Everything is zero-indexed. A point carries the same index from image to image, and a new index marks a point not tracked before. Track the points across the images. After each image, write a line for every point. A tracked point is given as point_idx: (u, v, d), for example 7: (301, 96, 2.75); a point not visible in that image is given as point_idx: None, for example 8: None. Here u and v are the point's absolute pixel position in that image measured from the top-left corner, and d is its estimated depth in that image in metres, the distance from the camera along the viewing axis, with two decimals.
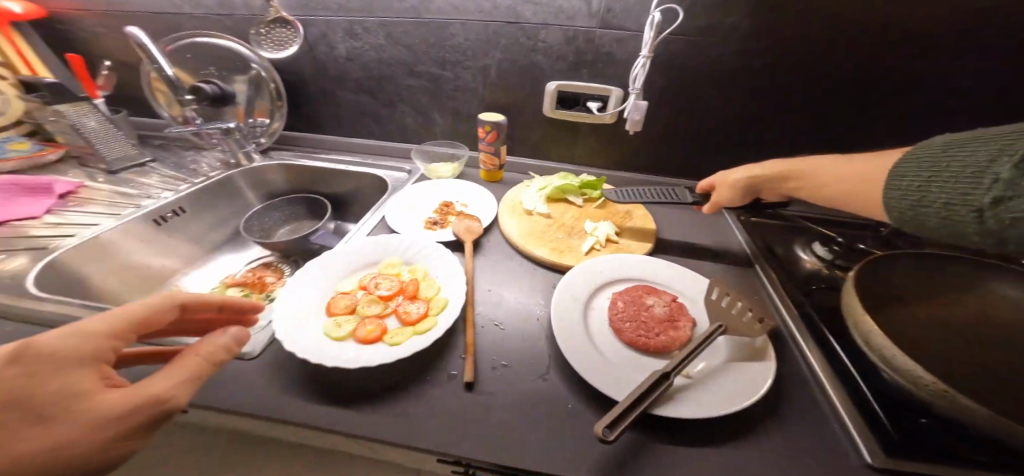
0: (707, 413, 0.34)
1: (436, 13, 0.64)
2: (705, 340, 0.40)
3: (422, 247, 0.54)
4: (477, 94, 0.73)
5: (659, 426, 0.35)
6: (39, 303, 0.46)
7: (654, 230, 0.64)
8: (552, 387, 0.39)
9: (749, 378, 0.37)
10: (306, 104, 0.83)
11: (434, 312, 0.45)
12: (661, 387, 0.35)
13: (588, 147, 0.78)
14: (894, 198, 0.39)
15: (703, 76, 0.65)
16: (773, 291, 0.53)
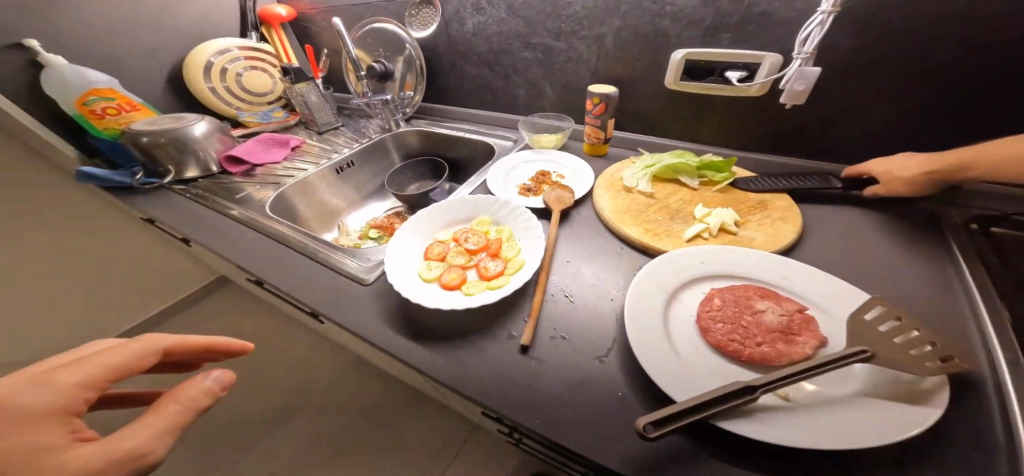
0: (794, 443, 0.28)
1: None
2: (830, 361, 0.31)
3: (511, 211, 0.57)
4: (591, 64, 0.70)
5: (726, 440, 0.31)
6: (269, 224, 0.69)
7: (797, 224, 0.50)
8: (608, 371, 0.37)
9: (895, 424, 0.28)
10: (440, 78, 0.96)
11: (510, 271, 0.48)
12: (737, 399, 0.29)
13: (719, 122, 0.65)
14: None
15: (920, 26, 0.45)
16: (992, 332, 0.35)
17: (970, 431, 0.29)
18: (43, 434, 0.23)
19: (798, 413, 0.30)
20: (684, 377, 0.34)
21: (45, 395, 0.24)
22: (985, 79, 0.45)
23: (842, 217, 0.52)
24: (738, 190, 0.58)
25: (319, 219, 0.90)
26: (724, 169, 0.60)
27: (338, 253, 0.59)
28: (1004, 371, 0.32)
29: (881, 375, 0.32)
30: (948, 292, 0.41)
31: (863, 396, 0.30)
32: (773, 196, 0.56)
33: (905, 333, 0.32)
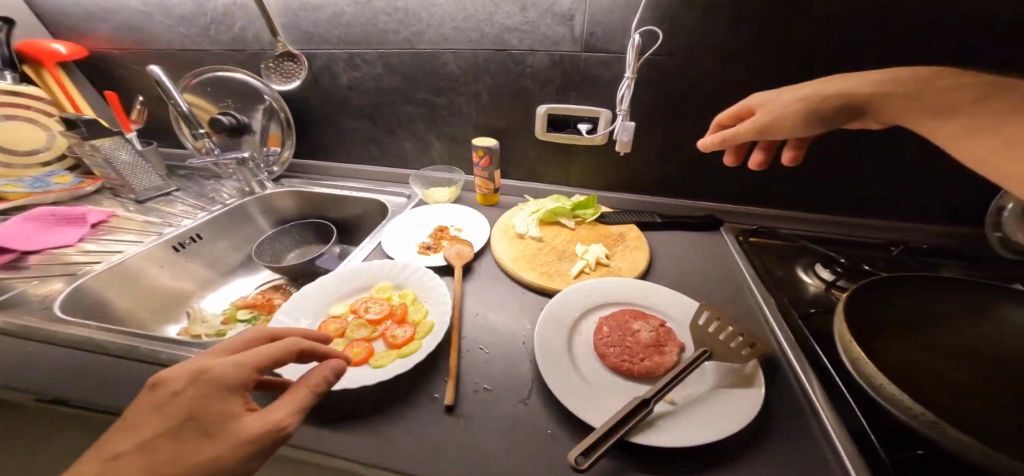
0: (685, 442, 0.33)
1: (428, 43, 0.67)
2: (689, 365, 0.40)
3: (411, 273, 0.55)
4: (472, 118, 0.76)
5: (640, 456, 0.35)
6: (64, 326, 0.49)
7: (646, 251, 0.64)
8: (532, 412, 0.39)
9: (741, 406, 0.37)
10: (312, 130, 0.88)
11: (420, 335, 0.45)
12: (638, 414, 0.35)
13: (582, 169, 0.79)
14: None
15: (696, 91, 0.63)
16: (767, 313, 0.51)
17: (782, 388, 0.41)
18: (225, 405, 0.26)
19: (683, 413, 0.37)
20: (597, 405, 0.38)
21: (225, 369, 0.27)
22: None
23: (675, 238, 0.70)
24: (604, 225, 0.71)
25: (147, 310, 0.67)
26: (589, 205, 0.73)
27: (190, 350, 0.45)
28: (779, 336, 0.47)
29: (722, 366, 0.42)
30: (740, 286, 0.58)
31: (717, 388, 0.39)
32: (627, 229, 0.70)
33: (725, 328, 0.44)
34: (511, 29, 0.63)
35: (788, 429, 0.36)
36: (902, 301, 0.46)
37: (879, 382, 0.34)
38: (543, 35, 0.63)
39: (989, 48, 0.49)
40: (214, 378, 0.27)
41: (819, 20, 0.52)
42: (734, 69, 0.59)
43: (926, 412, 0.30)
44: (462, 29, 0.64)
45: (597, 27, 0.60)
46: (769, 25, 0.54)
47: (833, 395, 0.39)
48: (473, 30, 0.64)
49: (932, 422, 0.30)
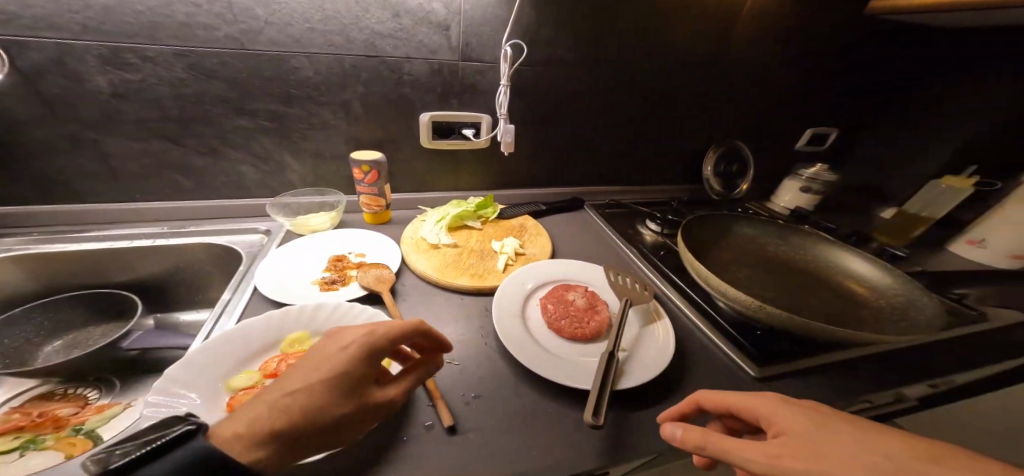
0: (647, 376, 0.45)
1: (270, 45, 0.52)
2: (625, 315, 0.51)
3: (332, 313, 0.44)
4: (343, 131, 0.64)
5: (626, 399, 0.44)
6: None
7: (546, 234, 0.75)
8: (531, 398, 0.42)
9: (664, 336, 0.52)
10: (24, 167, 0.51)
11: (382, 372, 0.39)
12: (614, 366, 0.44)
13: (470, 173, 0.82)
14: (926, 315, 0.49)
15: (552, 98, 0.78)
16: (638, 263, 0.71)
17: (676, 315, 0.58)
18: (364, 371, 0.31)
19: (636, 354, 0.48)
20: (581, 370, 0.45)
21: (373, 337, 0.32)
22: (583, 130, 0.85)
23: (558, 218, 0.85)
24: (505, 220, 0.78)
25: None
26: (489, 205, 0.76)
27: None
28: (653, 275, 0.67)
29: (638, 310, 0.57)
30: (614, 246, 0.77)
31: (645, 328, 0.54)
32: (524, 220, 0.79)
33: (626, 279, 0.60)
34: (384, 34, 0.58)
35: (694, 343, 0.53)
36: (704, 223, 0.69)
37: (721, 289, 0.51)
38: (419, 43, 0.62)
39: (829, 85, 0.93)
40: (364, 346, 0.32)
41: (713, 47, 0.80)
42: (577, 82, 0.77)
43: (749, 299, 0.47)
44: (321, 31, 0.54)
45: (471, 38, 0.65)
46: (590, 48, 0.74)
47: (698, 306, 0.59)
48: (335, 33, 0.55)
49: (756, 306, 0.47)
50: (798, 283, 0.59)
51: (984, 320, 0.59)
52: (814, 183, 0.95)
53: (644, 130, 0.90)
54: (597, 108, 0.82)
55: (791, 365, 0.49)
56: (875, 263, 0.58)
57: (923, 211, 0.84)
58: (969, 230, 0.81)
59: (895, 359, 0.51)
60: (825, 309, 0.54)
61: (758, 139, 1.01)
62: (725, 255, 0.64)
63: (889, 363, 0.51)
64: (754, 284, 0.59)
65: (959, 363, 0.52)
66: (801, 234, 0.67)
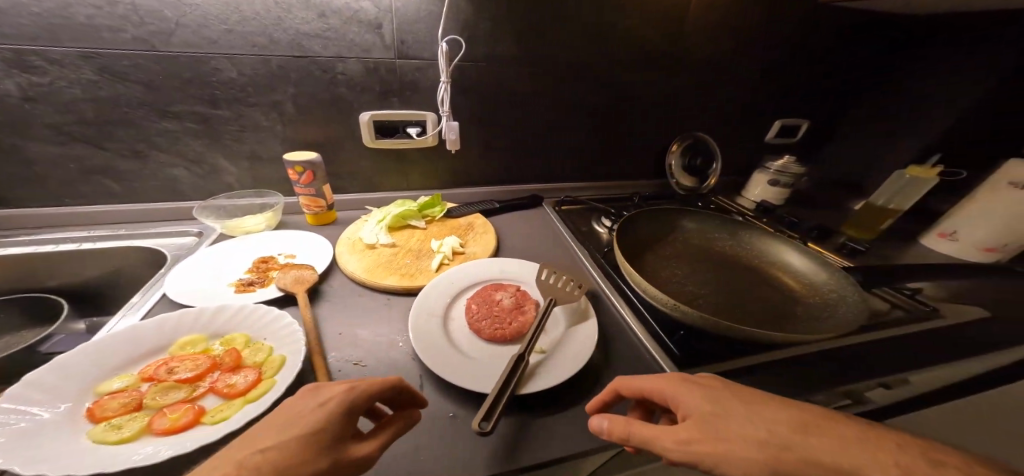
0: (557, 380, 0.43)
1: (183, 46, 0.51)
2: (545, 315, 0.50)
3: (232, 316, 0.44)
4: (278, 132, 0.64)
5: (533, 403, 0.43)
6: None
7: (492, 233, 0.73)
8: (431, 402, 0.42)
9: (587, 338, 0.50)
10: None
11: (269, 373, 0.38)
12: (520, 368, 0.43)
13: (420, 172, 0.81)
14: (847, 311, 0.46)
15: (500, 94, 0.76)
16: (582, 258, 0.69)
17: (608, 314, 0.56)
18: (340, 426, 0.29)
19: (553, 356, 0.47)
20: (487, 372, 0.44)
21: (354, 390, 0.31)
22: (537, 126, 0.83)
23: (510, 215, 0.83)
24: (453, 219, 0.77)
25: None
26: (436, 204, 0.76)
27: None
28: (594, 271, 0.65)
29: (568, 309, 0.55)
30: (563, 243, 0.75)
31: (571, 328, 0.52)
32: (473, 218, 0.78)
33: (558, 277, 0.58)
34: (311, 34, 0.57)
35: (620, 343, 0.52)
36: (647, 217, 0.67)
37: (642, 286, 0.49)
38: (351, 42, 0.60)
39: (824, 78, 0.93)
40: (343, 400, 0.30)
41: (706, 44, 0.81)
42: (525, 76, 0.75)
43: (665, 298, 0.46)
44: (240, 32, 0.53)
45: (406, 35, 0.63)
46: (536, 41, 0.72)
47: (633, 304, 0.57)
48: (258, 33, 0.54)
49: (670, 305, 0.45)
50: (733, 280, 0.56)
51: (937, 315, 0.55)
52: (782, 175, 0.92)
53: (601, 125, 0.88)
54: (549, 103, 0.80)
55: (714, 367, 0.46)
56: (810, 256, 0.55)
57: (888, 204, 0.78)
58: (940, 223, 0.76)
59: (827, 358, 0.49)
60: (758, 307, 0.51)
61: (726, 132, 0.98)
62: (664, 251, 0.62)
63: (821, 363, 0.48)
64: (690, 282, 0.56)
65: (904, 364, 0.49)
66: (747, 228, 0.64)
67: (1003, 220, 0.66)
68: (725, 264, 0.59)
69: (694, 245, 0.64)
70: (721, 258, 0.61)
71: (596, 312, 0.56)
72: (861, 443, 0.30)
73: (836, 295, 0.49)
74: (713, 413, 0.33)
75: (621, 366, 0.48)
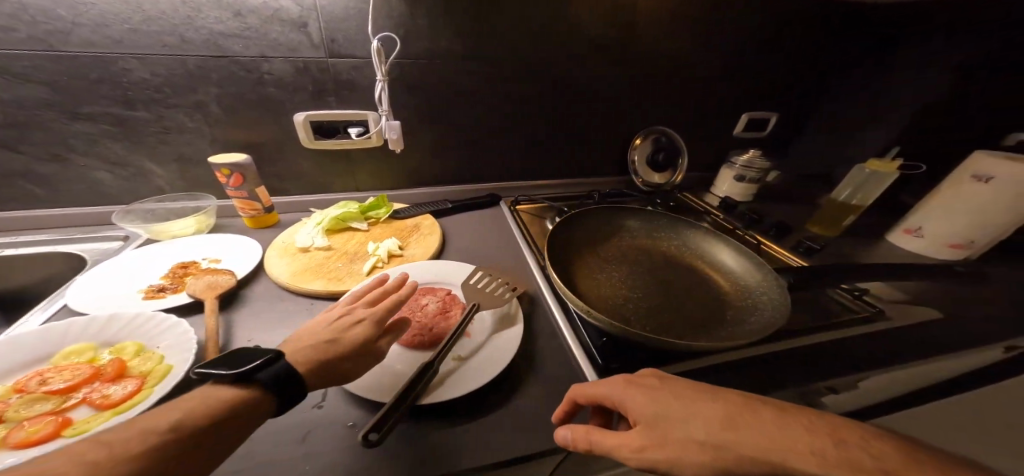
0: (465, 390, 0.41)
1: (88, 48, 0.53)
2: (465, 320, 0.48)
3: (125, 325, 0.43)
4: (205, 133, 0.65)
5: (437, 413, 0.40)
6: None
7: (437, 234, 0.70)
8: (328, 412, 0.39)
9: (509, 343, 0.47)
10: None
11: (150, 383, 0.37)
12: (425, 377, 0.40)
13: (369, 173, 0.79)
14: (767, 315, 0.44)
15: (445, 92, 0.74)
16: (528, 259, 0.66)
17: (540, 318, 0.54)
18: (364, 332, 0.42)
19: (468, 363, 0.44)
20: (392, 379, 0.42)
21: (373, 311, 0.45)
22: (490, 124, 0.81)
23: (462, 215, 0.81)
24: (399, 220, 0.75)
25: None
26: (380, 205, 0.74)
27: None
28: (534, 273, 0.62)
29: (496, 314, 0.52)
30: (512, 243, 0.72)
31: (495, 334, 0.49)
32: (422, 219, 0.75)
33: (489, 280, 0.57)
34: (228, 34, 0.57)
35: (546, 348, 0.49)
36: (591, 217, 0.64)
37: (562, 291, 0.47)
38: (274, 42, 0.59)
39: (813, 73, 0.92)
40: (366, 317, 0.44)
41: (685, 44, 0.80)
42: (471, 73, 0.73)
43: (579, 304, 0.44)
44: (147, 32, 0.54)
45: (335, 33, 0.61)
46: (478, 37, 0.69)
47: (566, 308, 0.55)
48: (168, 35, 0.55)
49: (583, 311, 0.43)
50: (669, 280, 0.54)
51: (883, 318, 0.52)
52: (747, 171, 0.88)
53: (557, 123, 0.86)
54: (498, 99, 0.78)
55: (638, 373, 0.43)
56: (745, 254, 0.53)
57: (851, 199, 0.75)
58: (905, 218, 0.72)
59: (750, 361, 0.46)
60: (688, 311, 0.48)
61: (689, 127, 0.95)
62: (604, 251, 0.60)
63: (742, 366, 0.45)
64: (624, 284, 0.53)
65: (839, 369, 0.45)
66: (691, 225, 0.61)
67: (967, 215, 0.63)
68: (664, 265, 0.57)
69: (636, 245, 0.61)
70: (662, 259, 0.58)
71: (526, 316, 0.54)
72: (794, 433, 0.29)
73: (763, 299, 0.47)
74: (667, 421, 0.31)
75: (537, 372, 0.46)
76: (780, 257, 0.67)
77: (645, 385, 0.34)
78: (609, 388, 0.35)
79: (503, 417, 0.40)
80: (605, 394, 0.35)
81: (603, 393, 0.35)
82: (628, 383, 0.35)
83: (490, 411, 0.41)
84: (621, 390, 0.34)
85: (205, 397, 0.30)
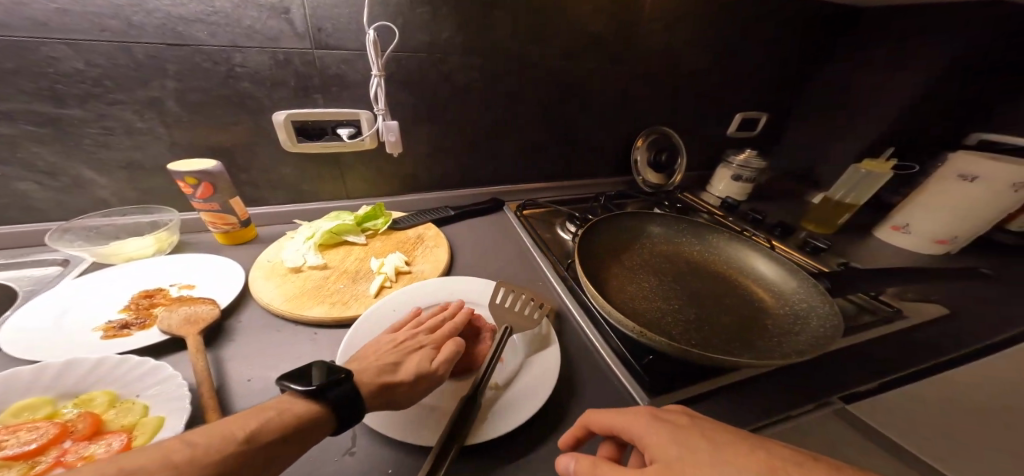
0: (515, 422, 0.37)
1: None
2: (498, 344, 0.43)
3: (89, 371, 0.34)
4: (161, 136, 0.54)
5: (483, 453, 0.36)
6: None
7: (445, 245, 0.65)
8: (358, 464, 0.34)
9: (549, 365, 0.44)
10: None
11: (140, 440, 0.31)
12: (469, 412, 0.36)
13: (361, 178, 0.71)
14: (816, 325, 0.44)
15: (446, 89, 0.67)
16: (545, 270, 0.63)
17: (572, 335, 0.51)
18: (419, 357, 0.39)
19: (510, 392, 0.40)
20: (431, 419, 0.37)
21: (431, 336, 0.42)
22: (493, 124, 0.76)
23: (466, 223, 0.75)
24: (399, 231, 0.68)
25: None
26: (378, 215, 0.67)
27: None
28: (555, 285, 0.59)
29: (527, 334, 0.48)
30: (525, 251, 0.68)
31: (531, 356, 0.45)
32: (424, 229, 0.69)
33: (514, 296, 0.53)
34: (188, 17, 0.47)
35: (585, 368, 0.46)
36: (612, 225, 0.62)
37: (607, 310, 0.43)
38: (247, 29, 0.50)
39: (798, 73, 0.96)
40: (422, 342, 0.41)
41: (689, 42, 0.79)
42: (475, 69, 0.67)
43: (630, 324, 0.41)
44: (79, 12, 0.43)
45: (323, 21, 0.53)
46: (483, 29, 0.64)
47: (597, 323, 0.52)
48: (108, 15, 0.44)
49: (637, 331, 0.40)
50: (704, 291, 0.53)
51: (901, 317, 0.55)
52: (744, 170, 0.89)
53: (561, 123, 0.82)
54: (503, 98, 0.73)
55: (690, 391, 0.41)
56: (778, 262, 0.54)
57: (845, 198, 0.78)
58: (891, 216, 0.77)
59: (788, 368, 0.46)
60: (727, 322, 0.47)
61: (688, 127, 0.95)
62: (631, 261, 0.57)
63: (781, 373, 0.45)
64: (659, 295, 0.51)
65: (869, 371, 0.46)
66: (714, 232, 0.62)
67: (950, 212, 0.68)
68: (694, 275, 0.56)
69: (663, 254, 0.60)
70: (690, 268, 0.57)
71: (558, 335, 0.50)
72: None
73: (806, 309, 0.47)
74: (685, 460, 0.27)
75: (581, 395, 0.42)
76: (793, 258, 0.68)
77: (669, 418, 0.31)
78: (627, 418, 0.32)
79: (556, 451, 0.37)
80: (622, 424, 0.32)
81: (619, 423, 0.32)
82: (650, 413, 0.32)
83: (539, 446, 0.37)
84: (639, 421, 0.31)
85: (280, 410, 0.29)
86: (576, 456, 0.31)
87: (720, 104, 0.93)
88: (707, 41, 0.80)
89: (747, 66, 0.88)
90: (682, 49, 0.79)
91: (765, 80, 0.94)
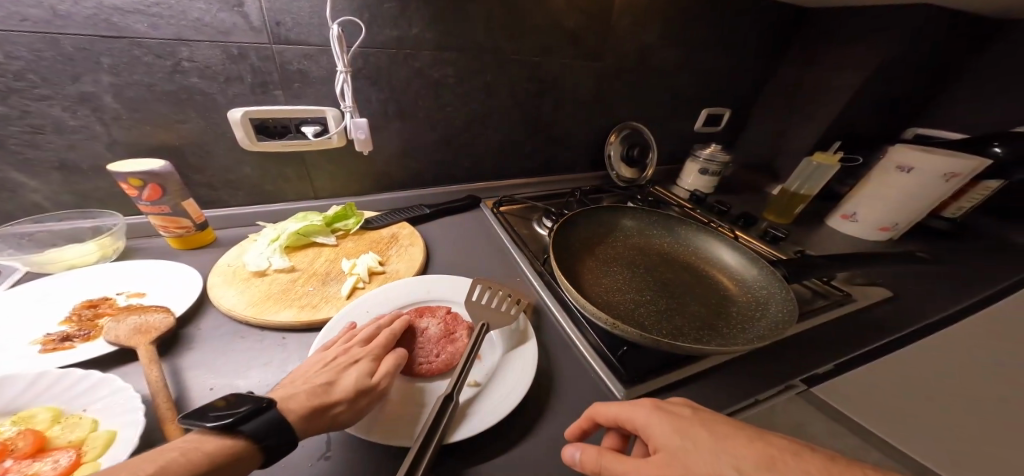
0: (495, 417, 0.37)
1: None
2: (476, 341, 0.43)
3: (26, 388, 0.32)
4: (98, 134, 0.50)
5: (464, 451, 0.36)
6: None
7: (420, 243, 0.63)
8: (332, 469, 0.33)
9: (526, 359, 0.44)
10: None
11: (92, 455, 0.29)
12: (449, 409, 0.36)
13: (330, 177, 0.69)
14: (776, 312, 0.47)
15: (417, 86, 0.66)
16: (522, 265, 0.63)
17: (550, 329, 0.52)
18: (355, 369, 0.37)
19: (488, 388, 0.40)
20: (409, 419, 0.36)
21: (367, 347, 0.40)
22: (467, 121, 0.75)
23: (442, 220, 0.74)
24: (372, 230, 0.66)
25: None
26: (349, 215, 0.65)
27: None
28: (533, 280, 0.59)
29: (504, 331, 0.48)
30: (502, 248, 0.68)
31: (508, 353, 0.45)
32: (399, 227, 0.68)
33: (491, 293, 0.53)
34: (122, 7, 0.43)
35: (563, 361, 0.47)
36: (586, 218, 0.63)
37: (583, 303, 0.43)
38: (193, 20, 0.47)
39: (757, 71, 1.01)
40: (355, 355, 0.39)
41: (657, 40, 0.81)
42: (446, 65, 0.66)
43: (604, 318, 0.42)
44: None
45: (281, 14, 0.51)
46: (453, 24, 0.62)
47: (574, 317, 0.52)
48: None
49: (610, 324, 0.41)
50: (674, 282, 0.55)
51: (850, 299, 0.60)
52: (710, 164, 0.93)
53: (535, 119, 0.82)
54: (476, 94, 0.72)
55: (663, 380, 0.43)
56: (740, 252, 0.57)
57: (801, 189, 0.83)
58: (841, 205, 0.83)
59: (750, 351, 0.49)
60: (696, 311, 0.50)
61: (658, 123, 0.98)
62: (604, 253, 0.59)
63: (744, 357, 0.48)
64: (633, 287, 0.53)
65: (823, 353, 0.50)
66: (683, 222, 0.64)
67: (894, 200, 0.74)
68: (664, 266, 0.58)
69: (635, 247, 0.61)
70: (660, 259, 0.60)
71: (535, 329, 0.51)
72: None
73: (768, 296, 0.50)
74: (686, 451, 0.29)
75: (557, 389, 0.43)
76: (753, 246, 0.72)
77: (671, 408, 0.32)
78: (631, 410, 0.33)
79: (535, 446, 0.37)
80: (626, 417, 0.33)
81: (622, 414, 0.33)
82: (654, 404, 0.33)
83: (517, 441, 0.37)
84: (642, 415, 0.32)
85: (187, 450, 0.27)
86: (583, 448, 0.32)
87: (687, 100, 0.97)
88: (673, 41, 0.83)
89: (711, 64, 0.92)
90: (650, 48, 0.81)
91: (728, 78, 0.98)
